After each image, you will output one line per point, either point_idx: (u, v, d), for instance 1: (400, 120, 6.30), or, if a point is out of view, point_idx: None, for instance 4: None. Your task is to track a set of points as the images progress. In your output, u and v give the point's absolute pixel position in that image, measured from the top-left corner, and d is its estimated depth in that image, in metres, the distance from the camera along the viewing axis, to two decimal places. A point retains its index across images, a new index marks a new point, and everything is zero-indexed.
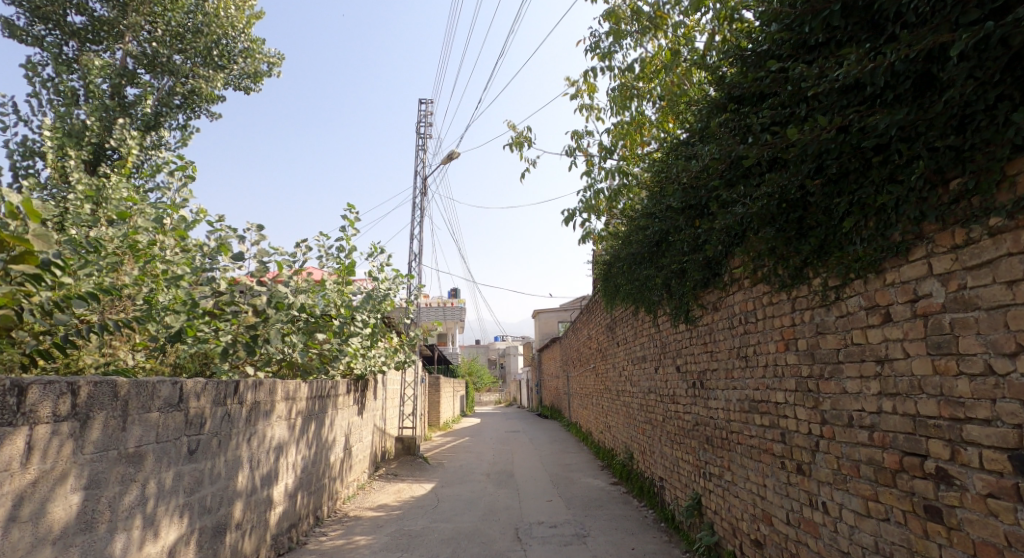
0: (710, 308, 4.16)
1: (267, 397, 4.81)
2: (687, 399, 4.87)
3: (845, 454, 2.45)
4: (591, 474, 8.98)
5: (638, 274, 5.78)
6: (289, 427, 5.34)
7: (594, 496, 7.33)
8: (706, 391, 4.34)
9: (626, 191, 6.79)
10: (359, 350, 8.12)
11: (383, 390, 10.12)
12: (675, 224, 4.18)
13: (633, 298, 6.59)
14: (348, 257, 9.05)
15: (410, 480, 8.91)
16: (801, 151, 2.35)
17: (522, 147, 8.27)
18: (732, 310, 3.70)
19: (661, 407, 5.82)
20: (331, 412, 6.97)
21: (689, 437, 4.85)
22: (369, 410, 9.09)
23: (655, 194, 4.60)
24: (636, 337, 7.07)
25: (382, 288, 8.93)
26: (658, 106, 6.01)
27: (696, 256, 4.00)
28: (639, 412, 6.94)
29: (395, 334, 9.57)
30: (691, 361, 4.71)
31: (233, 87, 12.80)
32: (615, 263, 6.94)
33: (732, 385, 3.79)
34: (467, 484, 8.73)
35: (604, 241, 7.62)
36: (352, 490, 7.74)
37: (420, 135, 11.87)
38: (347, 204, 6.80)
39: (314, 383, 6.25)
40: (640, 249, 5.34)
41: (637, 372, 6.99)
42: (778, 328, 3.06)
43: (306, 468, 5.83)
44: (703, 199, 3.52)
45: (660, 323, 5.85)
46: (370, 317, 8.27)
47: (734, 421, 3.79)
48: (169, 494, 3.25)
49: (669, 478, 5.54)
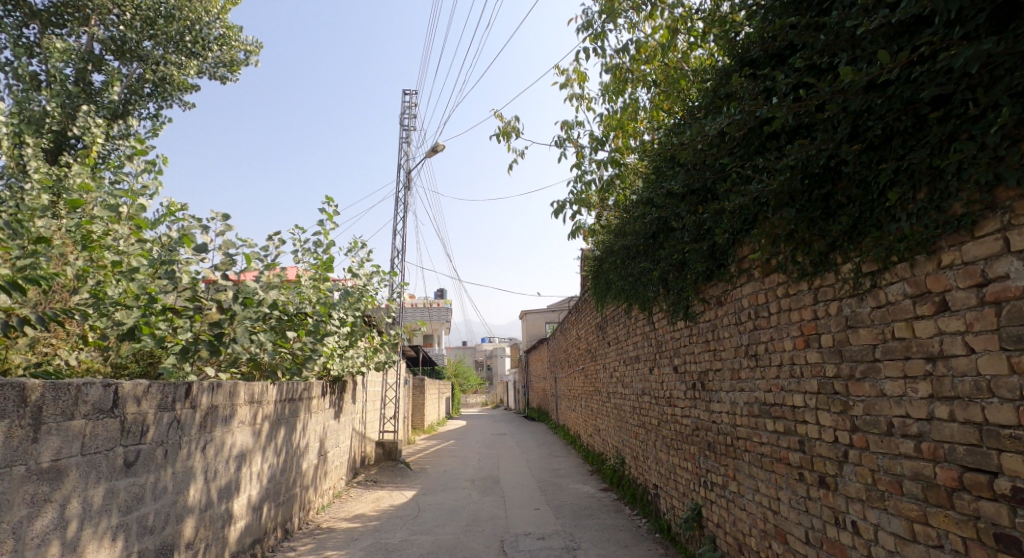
0: (713, 303, 3.83)
1: (227, 402, 4.38)
2: (686, 402, 4.53)
3: (882, 468, 2.10)
4: (580, 479, 8.63)
5: (632, 269, 5.44)
6: (253, 434, 4.90)
7: (584, 505, 6.97)
8: (707, 393, 4.00)
9: (618, 182, 6.45)
10: (335, 350, 7.69)
11: (363, 392, 9.67)
12: (676, 211, 3.85)
13: (626, 295, 6.26)
14: (325, 252, 8.62)
15: (390, 487, 8.48)
16: (835, 111, 2.02)
17: (510, 137, 7.91)
18: (740, 304, 3.36)
19: (656, 411, 5.48)
20: (304, 416, 6.52)
21: (688, 443, 4.51)
22: (348, 414, 8.66)
23: (654, 181, 4.27)
24: (629, 336, 6.74)
25: (362, 284, 8.49)
26: (653, 91, 5.69)
27: (699, 246, 3.67)
28: (632, 415, 6.60)
29: (375, 333, 9.13)
30: (690, 361, 4.37)
31: (208, 76, 12.38)
32: (607, 258, 6.60)
33: (738, 387, 3.45)
34: (450, 491, 8.33)
35: (594, 235, 7.29)
36: (327, 499, 7.30)
37: (404, 127, 11.46)
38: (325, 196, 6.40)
39: (285, 385, 5.82)
40: (636, 242, 5.01)
41: (630, 373, 6.65)
42: (796, 323, 2.72)
43: (274, 478, 5.39)
44: (708, 180, 3.19)
45: (656, 321, 5.51)
46: (347, 315, 7.86)
47: (740, 426, 3.45)
48: (99, 514, 2.81)
49: (665, 486, 5.19)
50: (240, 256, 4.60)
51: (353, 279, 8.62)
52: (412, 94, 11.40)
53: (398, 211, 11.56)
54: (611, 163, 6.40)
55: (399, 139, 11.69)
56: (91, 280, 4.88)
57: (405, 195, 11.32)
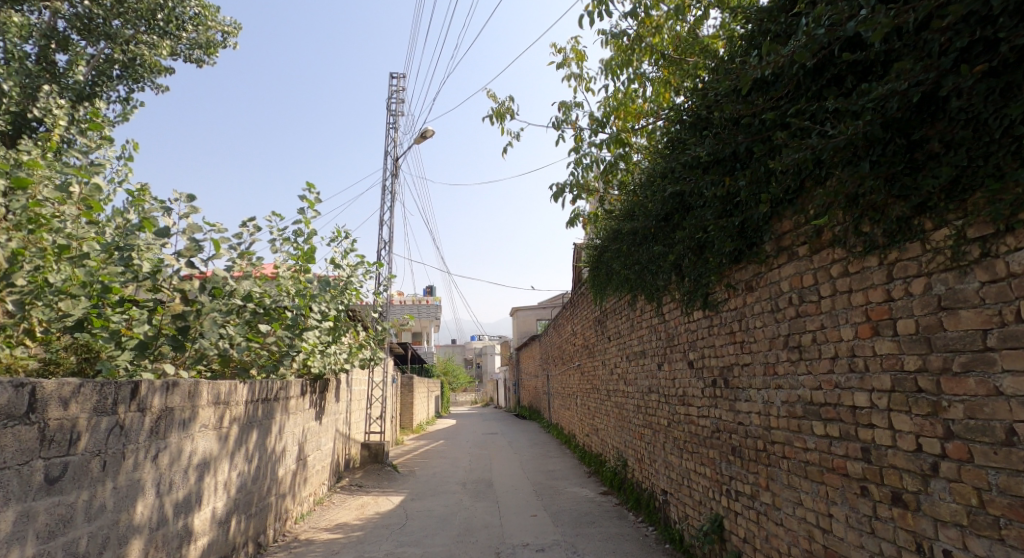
0: (741, 289, 3.37)
1: (186, 403, 3.85)
2: (704, 401, 4.08)
3: (997, 487, 1.64)
4: (578, 482, 8.18)
5: (642, 256, 4.99)
6: (219, 438, 4.37)
7: (584, 511, 6.52)
8: (732, 392, 3.55)
9: (622, 165, 6.00)
10: (317, 346, 7.16)
11: (347, 392, 9.13)
12: (698, 184, 3.40)
13: (631, 285, 5.82)
14: (306, 242, 8.13)
15: (375, 492, 7.96)
16: (948, 21, 1.57)
17: (504, 119, 7.40)
18: (778, 288, 2.91)
19: (665, 410, 5.05)
20: (282, 418, 5.99)
21: (707, 447, 4.06)
22: (331, 414, 8.13)
23: (671, 153, 3.83)
24: (632, 330, 6.30)
25: (345, 277, 7.97)
26: (661, 64, 5.25)
27: (726, 223, 3.22)
28: (637, 416, 6.14)
29: (360, 328, 8.62)
30: (710, 355, 3.92)
31: (183, 59, 11.78)
32: (610, 247, 6.13)
33: (774, 383, 3.00)
34: (441, 496, 7.84)
35: (594, 223, 6.86)
36: (308, 507, 6.77)
37: (391, 112, 10.91)
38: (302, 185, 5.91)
39: (258, 384, 5.29)
40: (647, 225, 4.56)
41: (634, 370, 6.21)
42: (859, 307, 2.26)
43: (244, 487, 4.85)
44: (742, 144, 2.81)
45: (665, 313, 5.06)
46: (329, 309, 7.35)
47: (774, 429, 3.01)
48: (8, 545, 2.27)
49: (677, 493, 4.76)
50: (208, 242, 4.10)
51: (335, 270, 8.10)
52: (399, 77, 10.84)
53: (385, 201, 11.02)
54: (614, 143, 5.93)
55: (386, 126, 11.14)
56: (28, 264, 4.19)
57: (392, 184, 10.79)
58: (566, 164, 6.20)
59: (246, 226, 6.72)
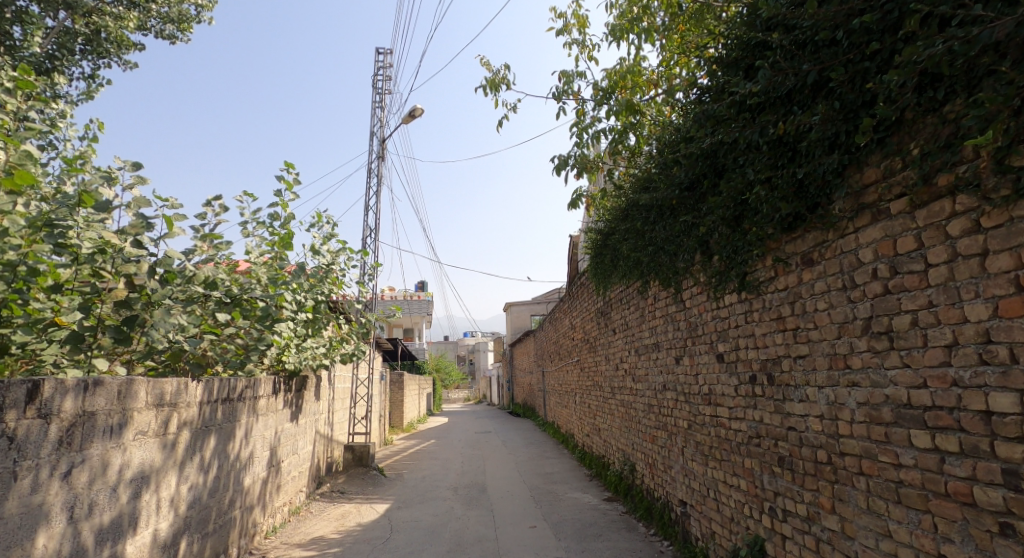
0: (796, 264, 2.73)
1: (116, 406, 3.16)
2: (738, 401, 3.46)
3: None
4: (579, 487, 7.55)
5: (662, 233, 4.35)
6: (163, 447, 3.68)
7: (589, 521, 5.90)
8: (781, 390, 2.92)
9: (633, 136, 5.35)
10: (292, 340, 6.48)
11: (328, 390, 8.44)
12: (745, 134, 2.77)
13: (644, 270, 5.19)
14: (282, 228, 7.46)
15: (358, 500, 7.28)
16: None
17: (499, 90, 6.73)
18: (855, 258, 2.27)
19: (685, 411, 4.42)
20: (249, 420, 5.31)
21: (741, 455, 3.43)
22: (309, 414, 7.45)
23: (706, 106, 3.21)
24: (642, 321, 5.67)
25: (324, 263, 7.27)
26: (678, 17, 4.62)
27: (783, 179, 2.58)
28: (648, 416, 5.51)
29: (343, 321, 7.94)
30: (748, 347, 3.29)
31: (154, 34, 11.01)
32: (620, 226, 5.48)
33: (846, 380, 2.36)
34: (430, 503, 7.20)
35: (601, 205, 6.25)
36: (282, 518, 6.10)
37: (377, 90, 10.17)
38: (284, 161, 5.32)
39: (218, 382, 4.61)
40: (670, 195, 3.92)
41: (644, 364, 5.59)
42: (1000, 272, 1.62)
43: (197, 502, 4.16)
44: (812, 74, 2.22)
45: (685, 300, 4.43)
46: (307, 299, 6.69)
47: (845, 437, 2.38)
48: None
49: (700, 507, 4.15)
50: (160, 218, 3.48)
51: (314, 258, 7.41)
52: (386, 53, 10.10)
53: (371, 186, 10.30)
54: (623, 111, 5.29)
55: (371, 104, 10.39)
56: None
57: (378, 167, 10.07)
58: (569, 136, 5.58)
59: (211, 205, 5.98)
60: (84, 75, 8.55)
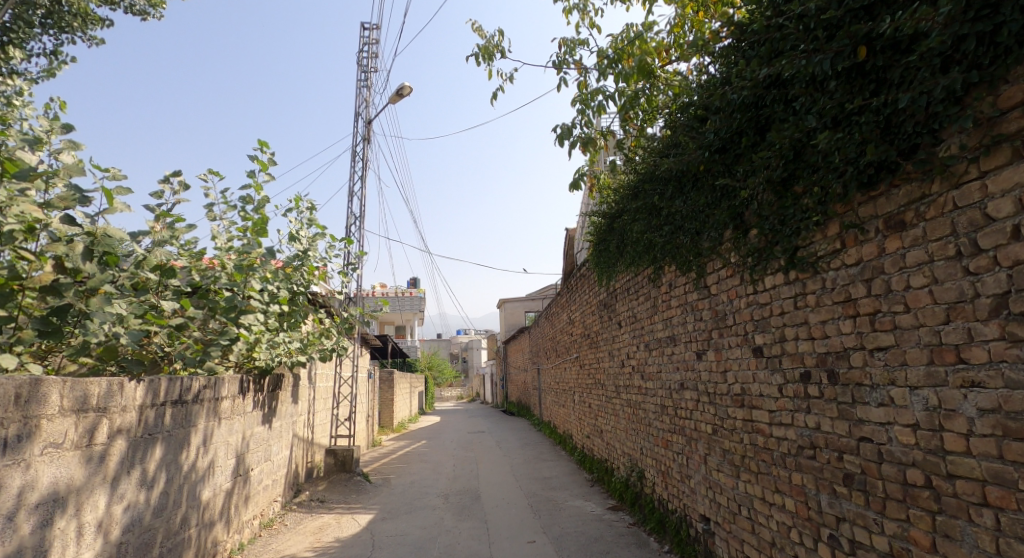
0: (876, 230, 2.12)
1: (13, 414, 2.48)
2: (783, 404, 2.86)
3: None
4: (580, 494, 6.96)
5: (686, 207, 3.76)
6: (86, 461, 3.02)
7: (594, 534, 5.29)
8: (850, 391, 2.32)
9: (645, 103, 4.75)
10: (265, 334, 5.83)
11: (308, 389, 7.80)
12: (812, 64, 2.18)
13: (660, 253, 4.59)
14: (256, 212, 6.82)
15: (339, 510, 6.65)
16: None
17: (493, 58, 6.12)
18: (981, 213, 1.66)
19: (709, 414, 3.84)
20: (210, 424, 4.66)
21: (787, 468, 2.84)
22: (286, 416, 6.81)
23: (754, 40, 2.62)
24: (653, 312, 5.09)
25: (300, 250, 6.60)
26: None
27: (865, 116, 1.99)
28: (660, 418, 4.93)
29: (323, 314, 7.30)
30: (799, 337, 2.69)
31: (123, 9, 10.26)
32: (632, 205, 4.88)
33: (958, 379, 1.76)
34: (417, 513, 6.58)
35: (610, 185, 5.70)
36: (250, 533, 5.45)
37: (363, 68, 9.49)
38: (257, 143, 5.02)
39: (166, 382, 3.95)
40: (700, 158, 3.33)
41: (656, 360, 5.02)
42: None
43: (136, 524, 3.50)
44: None
45: (708, 285, 3.84)
46: (280, 290, 6.05)
47: (958, 456, 1.78)
48: None
49: (728, 526, 3.58)
50: None
51: (291, 244, 6.75)
52: (371, 27, 9.41)
53: (356, 171, 9.62)
54: (634, 76, 4.71)
55: (357, 84, 9.71)
56: None
57: (364, 150, 9.41)
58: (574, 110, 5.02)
59: (169, 182, 5.21)
60: (42, 49, 7.85)
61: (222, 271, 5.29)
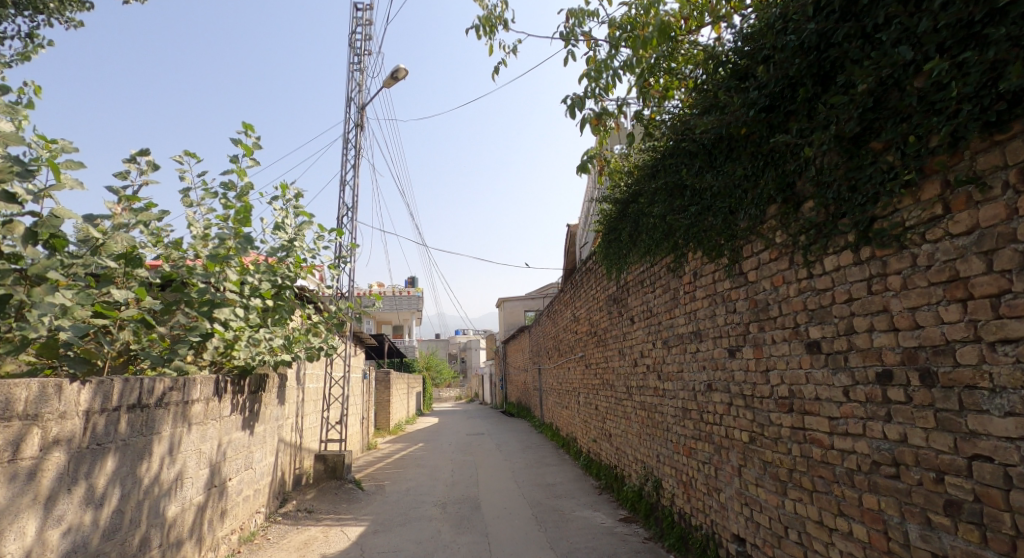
0: (1003, 186, 1.62)
1: None
2: (850, 410, 2.36)
3: None
4: (588, 504, 6.45)
5: (720, 182, 3.27)
6: (8, 481, 2.50)
7: (608, 550, 4.77)
8: (957, 396, 1.80)
9: (666, 73, 4.24)
10: (245, 331, 5.32)
11: (295, 390, 7.29)
12: None
13: (683, 238, 4.10)
14: (238, 200, 6.32)
15: (328, 522, 6.14)
16: None
17: (495, 32, 5.63)
18: None
19: (745, 420, 3.35)
20: (178, 430, 4.15)
21: (856, 487, 2.34)
22: (270, 419, 6.30)
23: None
24: (673, 305, 4.60)
25: (286, 240, 6.08)
26: None
27: (997, 29, 1.51)
28: (682, 423, 4.45)
29: (312, 309, 6.80)
30: (877, 329, 2.18)
31: None
32: (650, 185, 4.39)
33: None
34: (413, 525, 6.07)
35: (626, 165, 5.22)
36: (227, 550, 4.94)
37: (357, 51, 8.97)
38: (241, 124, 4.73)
39: (123, 384, 3.43)
40: (743, 119, 2.84)
41: (677, 358, 4.53)
42: None
43: (79, 551, 2.99)
44: None
45: (744, 271, 3.34)
46: (263, 283, 5.54)
47: None
48: None
49: (771, 550, 3.08)
50: None
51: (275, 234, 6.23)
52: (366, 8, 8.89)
53: (348, 160, 9.11)
54: (641, 47, 4.20)
55: (350, 67, 9.19)
56: None
57: (357, 137, 8.91)
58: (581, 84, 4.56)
59: (135, 162, 4.70)
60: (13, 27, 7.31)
61: (192, 273, 4.78)
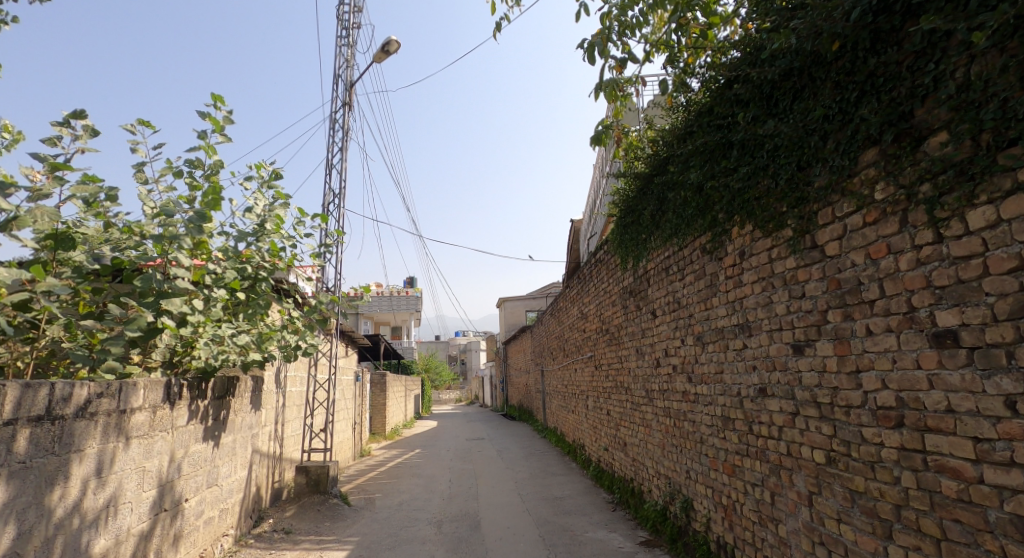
0: None
1: None
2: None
3: None
4: (603, 522, 5.68)
5: (787, 127, 2.52)
6: None
7: None
8: None
9: (703, 12, 3.52)
10: (206, 326, 4.52)
11: (272, 394, 6.52)
12: None
13: (725, 211, 3.37)
14: (205, 180, 5.55)
15: (307, 545, 5.38)
16: None
17: None
18: None
19: (819, 435, 2.61)
20: (111, 446, 3.40)
21: None
22: (240, 428, 5.54)
23: None
24: (709, 293, 3.86)
25: (257, 224, 5.29)
26: None
27: None
28: (722, 435, 3.71)
29: (292, 304, 6.04)
30: None
31: None
32: (683, 149, 3.65)
33: None
34: (403, 548, 5.32)
35: (650, 133, 4.49)
36: None
37: (345, 25, 8.27)
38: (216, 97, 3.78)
39: (25, 389, 2.68)
40: (838, 31, 2.13)
41: (715, 356, 3.78)
42: None
43: None
44: None
45: (817, 244, 2.59)
46: (229, 270, 4.70)
47: None
48: None
49: None
50: None
51: (248, 216, 5.45)
52: None
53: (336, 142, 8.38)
54: None
55: (338, 44, 8.49)
56: None
57: (345, 117, 8.16)
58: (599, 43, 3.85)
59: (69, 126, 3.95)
60: None
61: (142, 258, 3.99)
